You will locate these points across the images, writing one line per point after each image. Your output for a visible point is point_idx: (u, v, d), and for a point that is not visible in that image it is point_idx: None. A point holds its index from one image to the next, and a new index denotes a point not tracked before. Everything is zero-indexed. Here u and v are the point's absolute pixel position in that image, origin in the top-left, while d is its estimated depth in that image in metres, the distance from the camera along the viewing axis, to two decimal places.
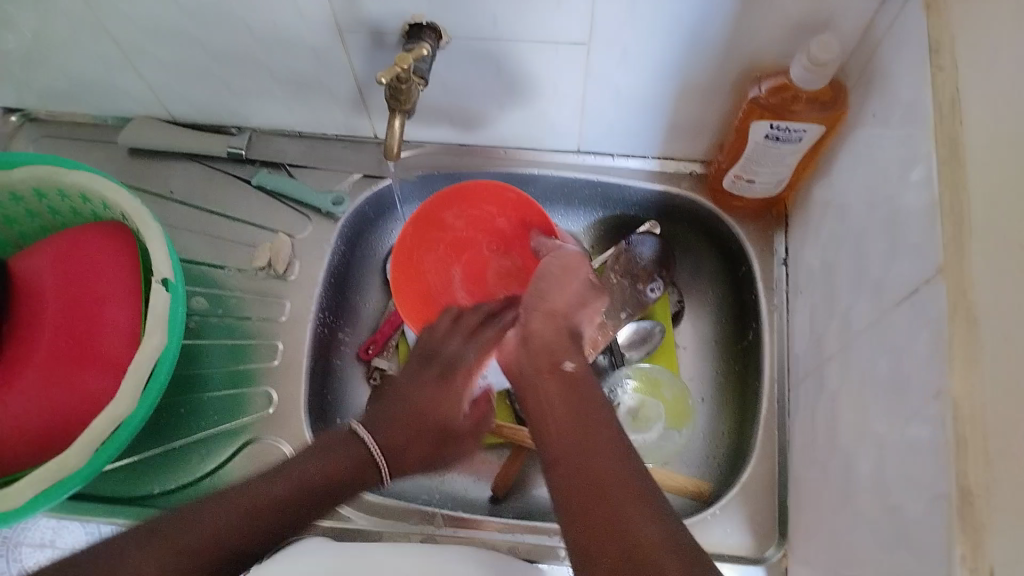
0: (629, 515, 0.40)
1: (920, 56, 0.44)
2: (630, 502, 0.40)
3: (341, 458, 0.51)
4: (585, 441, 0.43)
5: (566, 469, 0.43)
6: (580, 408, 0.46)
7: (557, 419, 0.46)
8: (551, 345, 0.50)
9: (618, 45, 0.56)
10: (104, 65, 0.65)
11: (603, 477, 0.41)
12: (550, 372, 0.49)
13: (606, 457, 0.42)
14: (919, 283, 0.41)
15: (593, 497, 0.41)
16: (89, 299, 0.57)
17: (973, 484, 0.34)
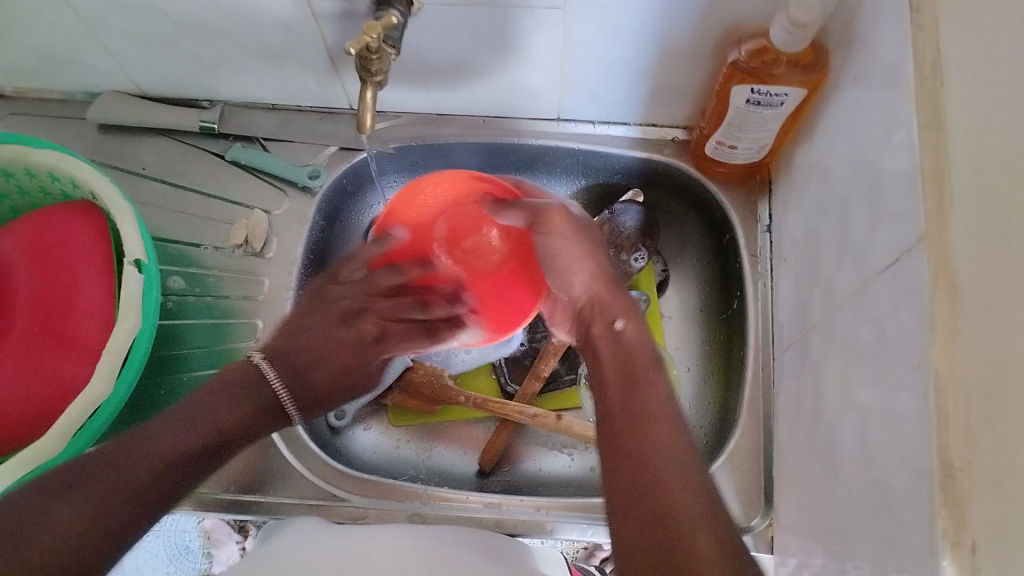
0: (684, 521, 0.38)
1: (900, 16, 0.43)
2: (685, 507, 0.38)
3: (249, 399, 0.51)
4: (636, 423, 0.43)
5: (614, 454, 0.42)
6: (640, 387, 0.45)
7: (630, 411, 0.44)
8: (609, 306, 0.52)
9: (595, 8, 0.54)
10: (68, 39, 0.63)
11: (657, 480, 0.40)
12: (602, 332, 0.51)
13: (673, 458, 0.41)
14: (900, 251, 0.40)
15: (634, 483, 0.40)
16: (60, 283, 0.56)
17: (955, 458, 0.33)
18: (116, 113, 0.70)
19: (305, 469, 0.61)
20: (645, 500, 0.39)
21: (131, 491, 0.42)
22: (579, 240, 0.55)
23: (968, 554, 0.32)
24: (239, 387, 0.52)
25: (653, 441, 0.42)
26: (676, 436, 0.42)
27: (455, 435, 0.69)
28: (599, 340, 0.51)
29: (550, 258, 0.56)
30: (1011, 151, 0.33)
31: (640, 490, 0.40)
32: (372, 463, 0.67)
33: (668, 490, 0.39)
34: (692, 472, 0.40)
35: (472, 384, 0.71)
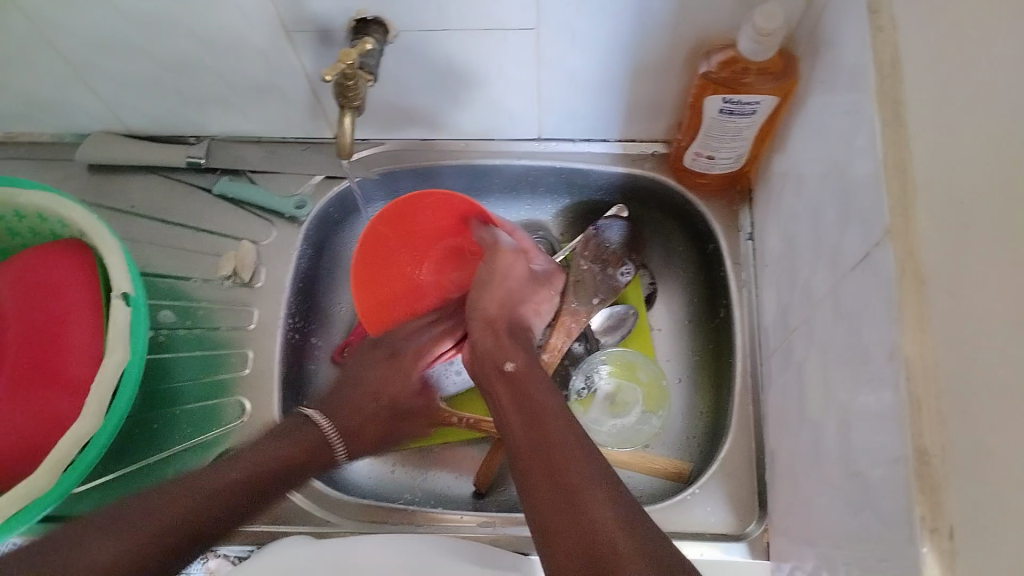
0: (587, 502, 0.44)
1: (860, 18, 0.44)
2: (588, 489, 0.45)
3: (303, 440, 0.58)
4: (552, 451, 0.48)
5: (533, 482, 0.47)
6: (546, 423, 0.50)
7: (517, 425, 0.52)
8: (497, 342, 0.60)
9: (567, 28, 0.55)
10: (55, 81, 0.65)
11: (563, 470, 0.46)
12: (497, 375, 0.57)
13: (568, 449, 0.48)
14: (869, 248, 0.41)
15: (556, 506, 0.45)
16: (50, 318, 0.57)
17: (929, 444, 0.33)
18: (103, 152, 0.71)
19: (299, 497, 0.62)
20: (571, 516, 0.44)
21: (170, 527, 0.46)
22: (505, 286, 0.63)
23: (946, 539, 0.32)
24: (293, 431, 0.58)
25: (565, 468, 0.46)
26: (585, 455, 0.47)
27: (450, 458, 0.69)
28: (494, 380, 0.57)
29: (478, 299, 0.63)
30: (972, 140, 0.33)
31: (560, 516, 0.44)
32: (368, 488, 0.67)
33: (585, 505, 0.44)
34: (599, 486, 0.45)
35: (467, 407, 0.72)
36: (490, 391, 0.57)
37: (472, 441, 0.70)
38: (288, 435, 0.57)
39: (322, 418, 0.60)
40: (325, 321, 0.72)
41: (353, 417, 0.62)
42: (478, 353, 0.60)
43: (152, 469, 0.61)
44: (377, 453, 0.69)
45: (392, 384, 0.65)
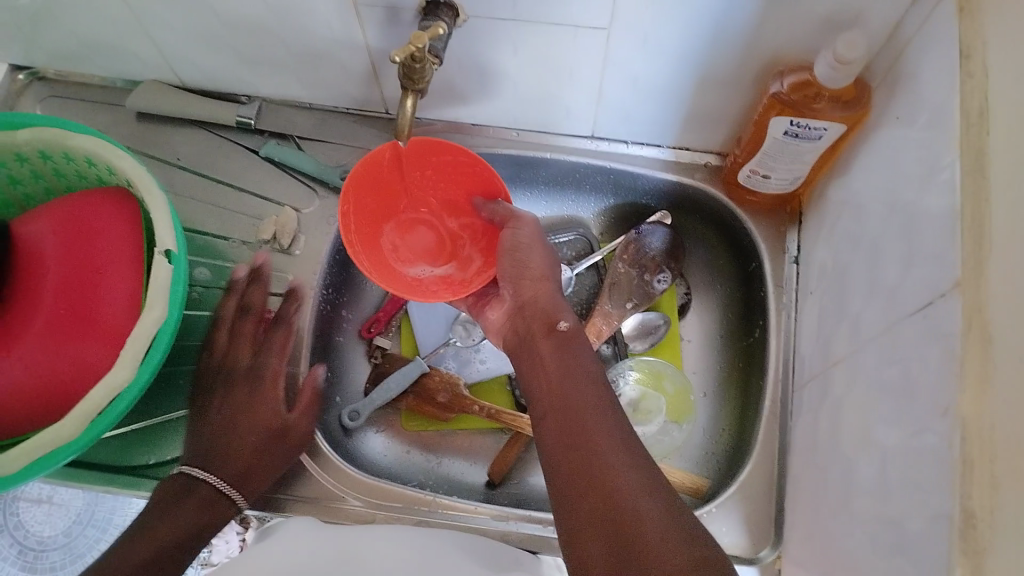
0: (610, 469, 0.43)
1: (950, 60, 0.43)
2: (613, 456, 0.43)
3: (202, 505, 0.53)
4: (578, 425, 0.46)
5: (555, 457, 0.46)
6: (573, 377, 0.49)
7: (551, 379, 0.50)
8: (549, 301, 0.57)
9: (639, 31, 0.54)
10: (114, 27, 0.64)
11: (587, 438, 0.45)
12: (547, 335, 0.54)
13: (597, 417, 0.46)
14: (934, 297, 0.40)
15: (578, 481, 0.43)
16: (90, 265, 0.56)
17: (977, 508, 0.33)
18: (154, 102, 0.70)
19: (316, 466, 0.62)
20: (591, 478, 0.43)
21: None
22: (545, 256, 0.59)
23: None
24: (196, 485, 0.54)
25: (590, 442, 0.45)
26: (612, 423, 0.46)
27: (467, 445, 0.69)
28: (538, 340, 0.55)
29: (518, 277, 0.59)
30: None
31: (583, 494, 0.42)
32: (383, 466, 0.67)
33: (607, 477, 0.42)
34: (627, 461, 0.43)
35: (490, 397, 0.71)
36: (535, 356, 0.54)
37: (488, 430, 0.70)
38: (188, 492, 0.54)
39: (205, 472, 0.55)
40: (357, 295, 0.73)
41: (244, 440, 0.57)
42: (527, 312, 0.57)
43: (175, 425, 0.61)
44: (393, 432, 0.70)
45: (255, 411, 0.59)
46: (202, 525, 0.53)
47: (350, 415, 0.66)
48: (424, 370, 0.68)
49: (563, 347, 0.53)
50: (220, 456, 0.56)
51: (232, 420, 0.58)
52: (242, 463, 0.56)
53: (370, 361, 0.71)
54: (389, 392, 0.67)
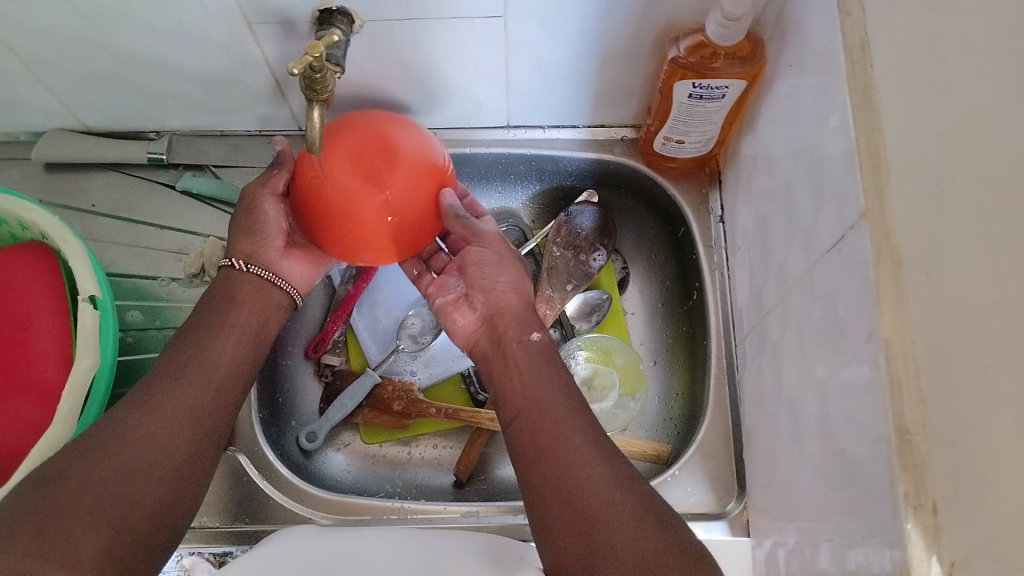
0: (580, 473, 0.45)
1: (828, 3, 0.44)
2: (587, 463, 0.46)
3: (236, 317, 0.54)
4: (550, 433, 0.48)
5: (524, 451, 0.48)
6: (544, 384, 0.51)
7: (521, 383, 0.52)
8: (520, 317, 0.56)
9: (535, 16, 0.54)
10: (7, 80, 0.62)
11: (555, 445, 0.47)
12: (517, 341, 0.54)
13: (572, 429, 0.48)
14: (845, 231, 0.41)
15: (552, 473, 0.46)
16: (13, 324, 0.55)
17: (911, 423, 0.34)
18: (59, 150, 0.69)
19: (279, 492, 0.61)
20: (565, 481, 0.45)
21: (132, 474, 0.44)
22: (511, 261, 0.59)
23: (930, 514, 0.33)
24: (230, 294, 0.54)
25: (559, 440, 0.47)
26: (579, 423, 0.48)
27: (428, 448, 0.70)
28: (510, 348, 0.54)
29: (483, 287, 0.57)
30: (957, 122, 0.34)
31: (553, 488, 0.45)
32: (348, 481, 0.67)
33: (580, 478, 0.45)
34: (603, 460, 0.46)
35: (444, 397, 0.72)
36: (504, 354, 0.54)
37: (448, 430, 0.70)
38: (217, 312, 0.53)
39: (242, 261, 0.55)
40: (299, 308, 0.72)
41: (266, 243, 0.55)
42: (493, 319, 0.56)
43: None
44: (354, 446, 0.69)
45: (254, 244, 0.55)
46: (154, 472, 0.45)
47: (307, 436, 0.66)
48: (377, 381, 0.68)
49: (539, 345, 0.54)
50: (256, 256, 0.55)
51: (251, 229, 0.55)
52: (195, 409, 0.49)
53: (320, 379, 0.72)
54: (343, 409, 0.67)
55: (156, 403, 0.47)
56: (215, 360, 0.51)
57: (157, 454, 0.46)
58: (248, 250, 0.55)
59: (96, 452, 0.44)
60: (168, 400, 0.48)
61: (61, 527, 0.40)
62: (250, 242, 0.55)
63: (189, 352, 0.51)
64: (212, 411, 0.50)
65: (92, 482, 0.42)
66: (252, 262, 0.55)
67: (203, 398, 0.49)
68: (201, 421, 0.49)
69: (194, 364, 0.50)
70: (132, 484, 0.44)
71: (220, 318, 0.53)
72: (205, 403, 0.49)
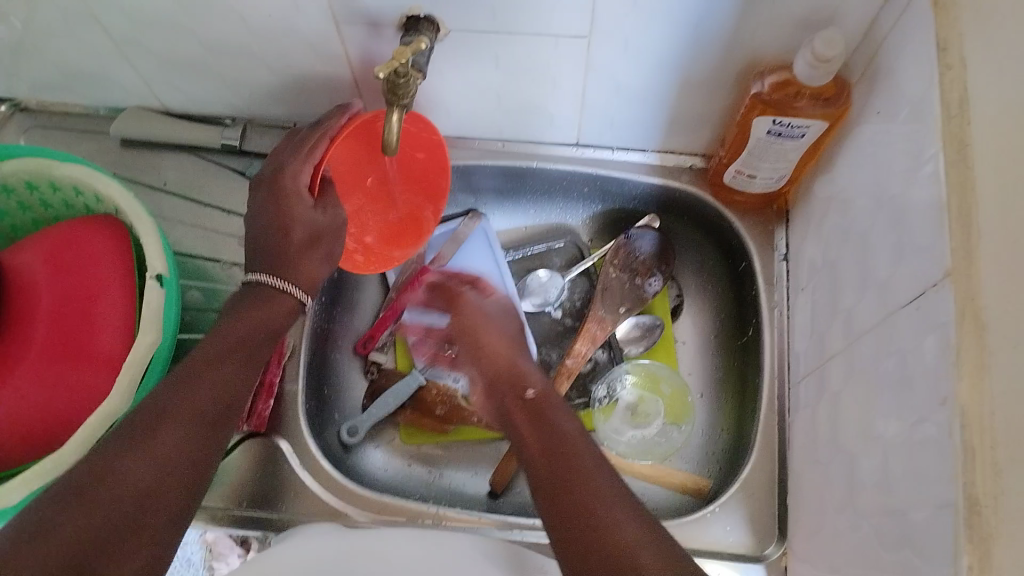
0: (623, 541, 0.41)
1: (928, 54, 0.43)
2: (627, 530, 0.42)
3: (246, 331, 0.51)
4: (582, 500, 0.44)
5: (554, 516, 0.44)
6: (567, 444, 0.48)
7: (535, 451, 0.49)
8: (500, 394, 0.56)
9: (620, 38, 0.54)
10: (97, 56, 0.64)
11: (591, 512, 0.43)
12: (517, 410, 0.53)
13: (608, 497, 0.44)
14: (925, 287, 0.41)
15: (587, 541, 0.42)
16: (81, 294, 0.57)
17: (981, 494, 0.34)
18: (137, 128, 0.70)
19: (316, 484, 0.62)
20: (602, 551, 0.41)
21: (135, 509, 0.40)
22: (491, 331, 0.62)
23: None
24: (248, 310, 0.52)
25: (597, 508, 0.43)
26: (613, 490, 0.45)
27: (467, 455, 0.70)
28: (514, 410, 0.54)
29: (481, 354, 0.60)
30: None
31: (592, 557, 0.41)
32: (384, 481, 0.67)
33: (593, 518, 0.43)
34: (638, 526, 0.42)
35: None
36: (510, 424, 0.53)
37: (488, 440, 0.70)
38: (230, 329, 0.50)
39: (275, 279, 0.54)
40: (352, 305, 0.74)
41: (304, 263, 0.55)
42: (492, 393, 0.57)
43: None
44: (393, 446, 0.70)
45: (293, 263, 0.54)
46: (164, 501, 0.42)
47: (349, 431, 0.67)
48: (421, 383, 0.69)
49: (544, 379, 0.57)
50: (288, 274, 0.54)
51: (278, 249, 0.54)
52: (184, 445, 0.44)
53: (367, 376, 0.72)
54: (387, 407, 0.68)
55: (158, 429, 0.43)
56: (215, 384, 0.47)
57: (166, 477, 0.42)
58: (284, 267, 0.54)
59: (98, 487, 0.40)
60: (173, 427, 0.44)
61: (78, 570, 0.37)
62: (288, 261, 0.54)
63: (187, 374, 0.46)
64: (211, 439, 0.45)
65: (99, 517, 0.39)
66: (283, 279, 0.54)
67: (209, 415, 0.46)
68: (200, 453, 0.44)
69: (205, 382, 0.46)
70: (138, 522, 0.40)
71: (229, 335, 0.50)
72: (203, 432, 0.45)
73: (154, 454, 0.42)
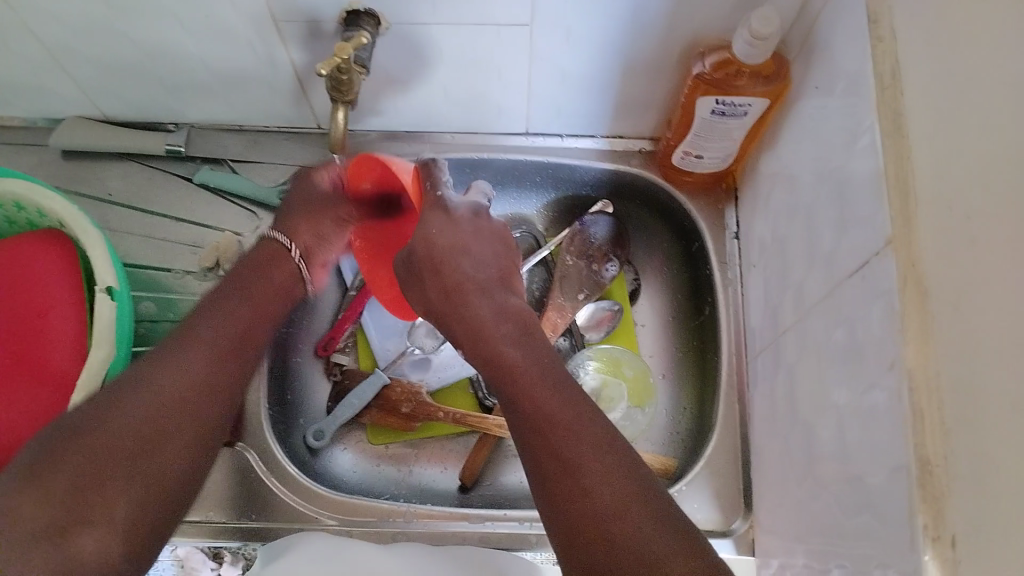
0: (589, 485, 0.41)
1: (860, 28, 0.44)
2: (593, 472, 0.41)
3: (255, 298, 0.57)
4: (551, 446, 0.43)
5: (531, 461, 0.44)
6: (531, 388, 0.46)
7: (510, 392, 0.47)
8: (442, 284, 0.55)
9: (561, 24, 0.55)
10: (29, 66, 0.62)
11: (562, 456, 0.43)
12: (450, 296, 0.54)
13: (575, 440, 0.43)
14: (868, 255, 0.41)
15: (556, 493, 0.42)
16: (28, 313, 0.55)
17: (931, 455, 0.34)
18: (78, 138, 0.69)
19: (284, 490, 0.61)
20: (572, 501, 0.41)
21: (138, 440, 0.43)
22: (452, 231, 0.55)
23: (948, 545, 0.33)
24: (258, 281, 0.59)
25: (561, 451, 0.43)
26: (583, 430, 0.44)
27: (434, 451, 0.69)
28: (451, 320, 0.54)
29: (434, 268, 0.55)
30: (984, 156, 0.34)
31: (563, 505, 0.41)
32: (353, 483, 0.67)
33: (584, 494, 0.41)
34: (607, 469, 0.42)
35: (452, 402, 0.72)
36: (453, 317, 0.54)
37: (455, 434, 0.70)
38: (243, 292, 0.57)
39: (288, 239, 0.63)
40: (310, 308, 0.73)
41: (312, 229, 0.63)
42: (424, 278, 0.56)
43: None
44: (361, 447, 0.69)
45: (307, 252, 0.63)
46: (165, 441, 0.44)
47: (314, 435, 0.66)
48: (385, 382, 0.68)
49: (502, 308, 0.54)
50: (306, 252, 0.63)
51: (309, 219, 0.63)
52: (180, 397, 0.47)
53: (329, 378, 0.71)
54: (352, 408, 0.67)
55: (167, 373, 0.47)
56: (221, 340, 0.52)
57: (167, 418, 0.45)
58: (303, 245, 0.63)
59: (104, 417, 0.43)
60: (177, 372, 0.48)
61: (80, 489, 0.40)
62: (308, 243, 0.63)
63: (200, 331, 0.51)
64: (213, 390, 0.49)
65: (103, 444, 0.42)
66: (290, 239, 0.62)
67: (212, 361, 0.50)
68: (199, 398, 0.48)
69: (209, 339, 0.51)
70: (137, 453, 0.43)
71: (235, 298, 0.56)
72: (204, 380, 0.49)
73: (159, 393, 0.46)
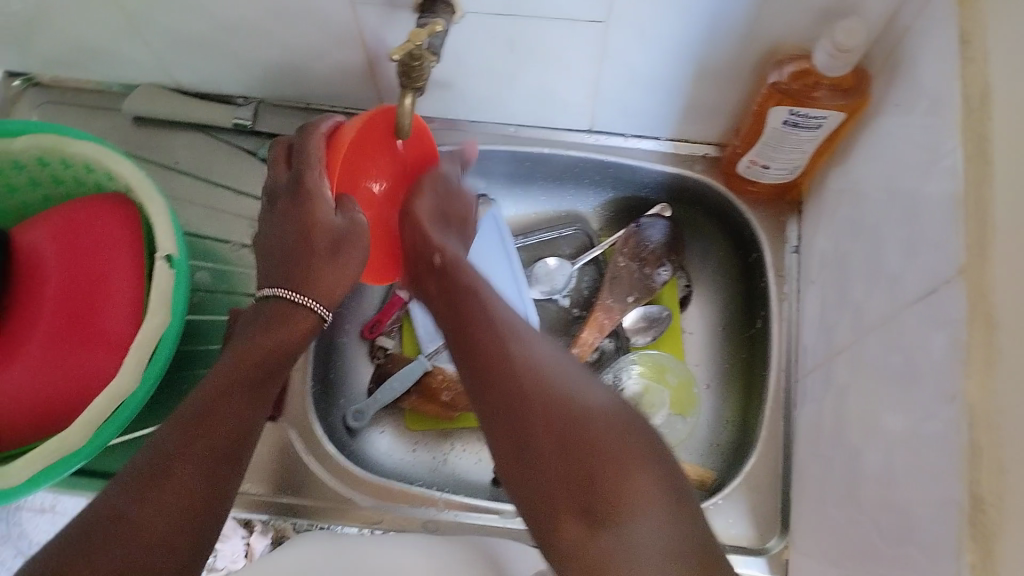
0: (582, 445, 0.40)
1: (950, 47, 0.43)
2: (584, 433, 0.41)
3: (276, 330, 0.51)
4: (535, 402, 0.43)
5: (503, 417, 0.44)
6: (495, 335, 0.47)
7: (465, 343, 0.48)
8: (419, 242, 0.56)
9: (636, 23, 0.54)
10: (108, 31, 0.64)
11: (549, 416, 0.42)
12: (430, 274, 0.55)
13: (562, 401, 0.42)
14: (938, 283, 0.40)
15: (540, 456, 0.41)
16: (90, 274, 0.56)
17: (986, 492, 0.33)
18: (149, 106, 0.70)
19: (321, 467, 0.62)
20: (561, 460, 0.40)
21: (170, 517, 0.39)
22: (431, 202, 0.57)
23: None
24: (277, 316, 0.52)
25: (548, 407, 0.42)
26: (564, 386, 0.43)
27: (470, 442, 0.69)
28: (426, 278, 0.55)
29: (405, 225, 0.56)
30: None
31: (550, 465, 0.41)
32: (388, 467, 0.67)
33: (580, 451, 0.40)
34: (600, 425, 0.41)
35: None
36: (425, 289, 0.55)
37: None
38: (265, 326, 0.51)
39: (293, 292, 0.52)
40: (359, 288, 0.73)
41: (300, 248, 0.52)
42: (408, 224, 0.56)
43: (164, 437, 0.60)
44: (397, 431, 0.69)
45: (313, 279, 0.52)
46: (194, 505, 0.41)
47: (354, 416, 0.67)
48: (426, 369, 0.68)
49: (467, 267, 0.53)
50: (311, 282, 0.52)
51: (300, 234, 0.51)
52: (211, 456, 0.43)
53: (372, 362, 0.72)
54: (393, 392, 0.68)
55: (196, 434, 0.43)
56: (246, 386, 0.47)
57: (197, 484, 0.41)
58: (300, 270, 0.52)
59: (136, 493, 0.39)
60: (205, 430, 0.43)
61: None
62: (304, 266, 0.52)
63: (222, 374, 0.47)
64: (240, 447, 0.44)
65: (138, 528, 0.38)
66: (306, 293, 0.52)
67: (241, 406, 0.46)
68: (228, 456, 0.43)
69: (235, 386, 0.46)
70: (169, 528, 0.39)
71: (255, 331, 0.50)
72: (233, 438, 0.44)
73: (188, 460, 0.42)
